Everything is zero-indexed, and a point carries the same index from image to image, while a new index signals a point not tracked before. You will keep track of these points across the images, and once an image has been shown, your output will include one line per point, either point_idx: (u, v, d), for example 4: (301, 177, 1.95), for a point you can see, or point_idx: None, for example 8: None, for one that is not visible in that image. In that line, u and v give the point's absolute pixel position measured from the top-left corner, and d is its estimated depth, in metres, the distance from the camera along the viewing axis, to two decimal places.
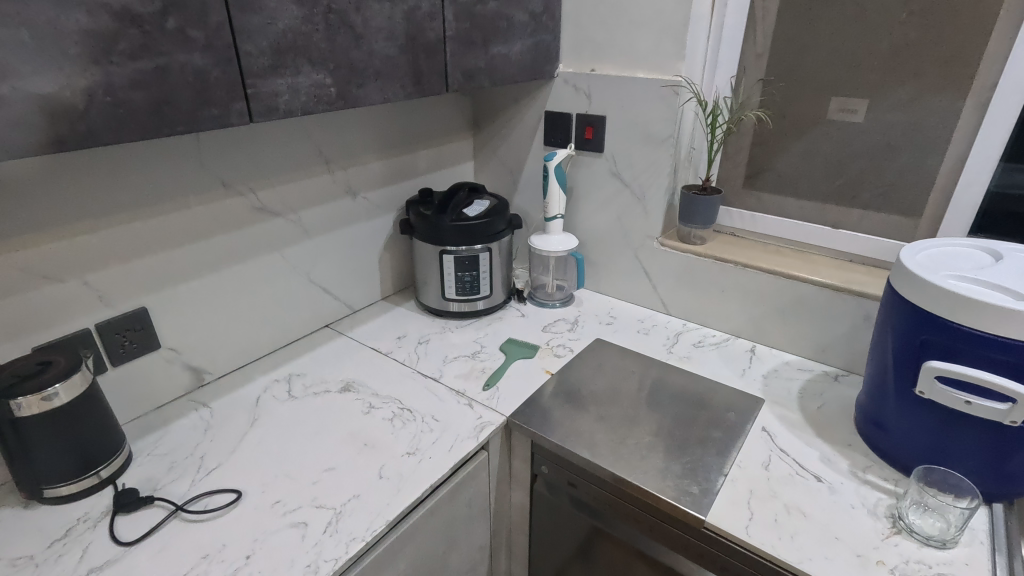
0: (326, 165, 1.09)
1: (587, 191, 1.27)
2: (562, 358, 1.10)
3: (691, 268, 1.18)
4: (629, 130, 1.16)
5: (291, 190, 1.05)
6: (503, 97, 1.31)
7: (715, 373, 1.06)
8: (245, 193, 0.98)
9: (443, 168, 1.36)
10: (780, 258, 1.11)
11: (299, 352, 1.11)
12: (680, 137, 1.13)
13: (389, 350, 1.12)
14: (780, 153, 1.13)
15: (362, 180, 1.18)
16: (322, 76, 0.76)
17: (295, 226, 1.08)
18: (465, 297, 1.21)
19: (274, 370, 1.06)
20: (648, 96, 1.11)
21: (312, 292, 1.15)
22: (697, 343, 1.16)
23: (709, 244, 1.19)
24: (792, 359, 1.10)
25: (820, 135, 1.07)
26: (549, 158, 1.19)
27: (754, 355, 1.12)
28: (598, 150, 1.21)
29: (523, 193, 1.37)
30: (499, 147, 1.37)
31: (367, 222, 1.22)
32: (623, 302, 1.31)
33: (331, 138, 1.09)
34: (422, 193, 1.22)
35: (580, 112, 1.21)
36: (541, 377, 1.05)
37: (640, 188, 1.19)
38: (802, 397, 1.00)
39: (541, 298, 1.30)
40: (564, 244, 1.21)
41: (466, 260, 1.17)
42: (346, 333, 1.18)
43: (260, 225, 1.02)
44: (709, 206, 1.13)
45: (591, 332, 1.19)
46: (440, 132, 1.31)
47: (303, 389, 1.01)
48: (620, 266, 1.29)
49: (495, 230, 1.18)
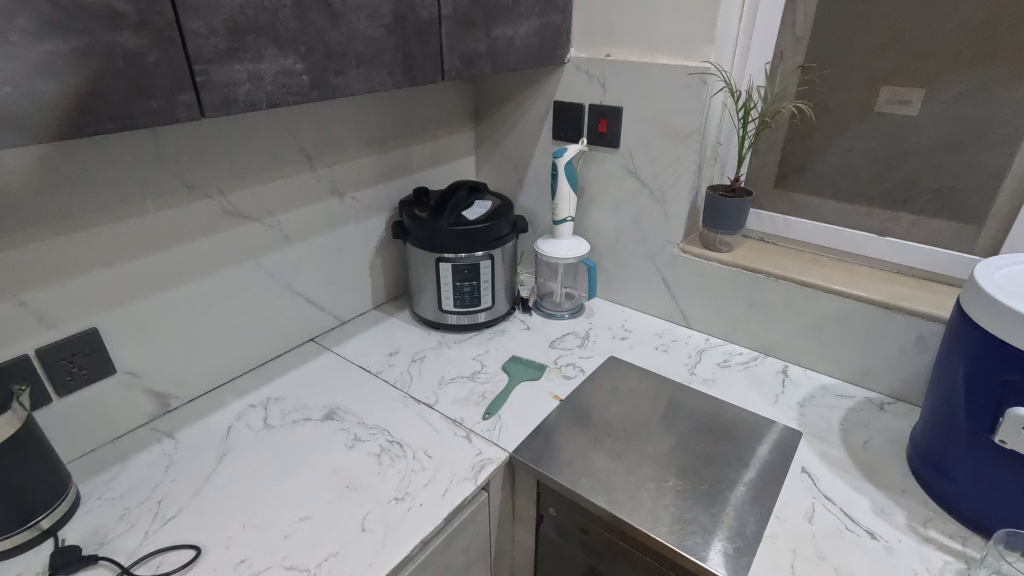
0: (308, 162, 0.97)
1: (600, 191, 1.15)
2: (572, 380, 0.99)
3: (715, 278, 1.06)
4: (649, 122, 1.03)
5: (268, 192, 0.93)
6: (507, 86, 1.19)
7: (745, 400, 0.95)
8: (213, 195, 0.86)
9: (441, 164, 1.24)
10: (818, 269, 0.99)
11: (279, 371, 1.00)
12: (706, 130, 1.01)
13: (379, 369, 1.01)
14: (819, 150, 1.00)
15: (349, 178, 1.06)
16: (292, 62, 0.64)
17: (274, 231, 0.96)
18: (464, 309, 1.09)
19: (250, 393, 0.94)
20: (671, 86, 0.98)
21: (295, 303, 1.04)
22: (722, 363, 1.04)
23: (737, 252, 1.07)
24: (831, 383, 0.98)
25: (867, 130, 0.94)
26: (558, 154, 1.06)
27: (787, 378, 1.00)
28: (614, 145, 1.09)
29: (529, 192, 1.25)
30: (503, 141, 1.25)
31: (356, 225, 1.10)
32: (639, 312, 1.19)
33: (313, 132, 0.96)
34: (417, 192, 1.10)
35: (593, 103, 1.08)
36: (549, 403, 0.93)
37: (659, 189, 1.07)
38: (845, 429, 0.88)
39: (548, 309, 1.19)
40: (575, 250, 1.10)
41: (465, 269, 1.05)
42: (333, 348, 1.07)
43: (233, 232, 0.90)
44: (738, 210, 1.00)
45: (603, 349, 1.08)
46: (437, 124, 1.19)
47: (280, 417, 0.90)
48: (637, 274, 1.17)
49: (497, 235, 1.06)
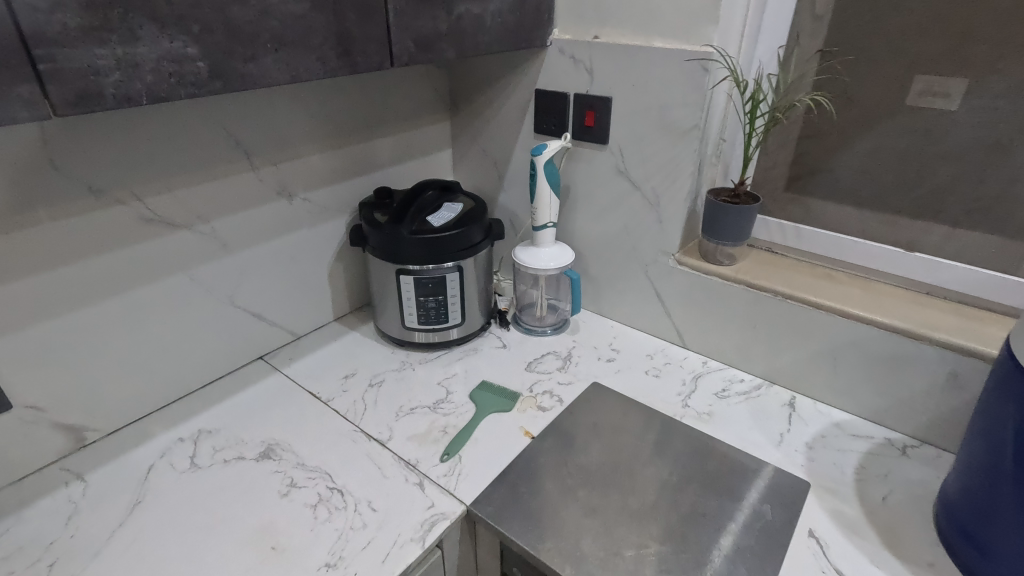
0: (247, 160, 0.85)
1: (587, 193, 1.01)
2: (548, 411, 0.87)
3: (715, 295, 0.93)
4: (642, 116, 0.89)
5: (198, 195, 0.81)
6: (484, 72, 1.05)
7: (745, 440, 0.82)
8: (127, 200, 0.74)
9: (412, 160, 1.11)
10: (833, 288, 0.86)
11: (218, 397, 0.89)
12: (707, 126, 0.87)
13: (330, 397, 0.89)
14: (839, 149, 0.86)
15: (299, 178, 0.93)
16: (180, 45, 0.51)
17: (209, 239, 0.84)
18: (431, 326, 0.97)
19: (180, 424, 0.83)
20: (668, 75, 0.85)
21: (239, 319, 0.92)
22: (720, 392, 0.91)
23: (741, 265, 0.93)
24: (845, 420, 0.86)
25: (896, 128, 0.80)
26: (537, 152, 0.92)
27: (795, 413, 0.87)
28: (602, 141, 0.95)
29: (510, 191, 1.12)
30: (481, 133, 1.11)
31: (310, 230, 0.98)
32: (629, 328, 1.07)
33: (251, 125, 0.84)
34: (379, 192, 0.97)
35: (579, 92, 0.94)
36: (518, 440, 0.81)
37: (653, 192, 0.93)
38: (861, 480, 0.76)
39: (528, 323, 1.06)
40: (558, 260, 0.98)
41: (431, 283, 0.93)
42: (283, 369, 0.95)
43: (155, 242, 0.78)
44: (743, 218, 0.87)
45: (587, 373, 0.95)
46: (405, 115, 1.06)
47: (209, 455, 0.78)
48: (628, 286, 1.04)
49: (468, 244, 0.93)
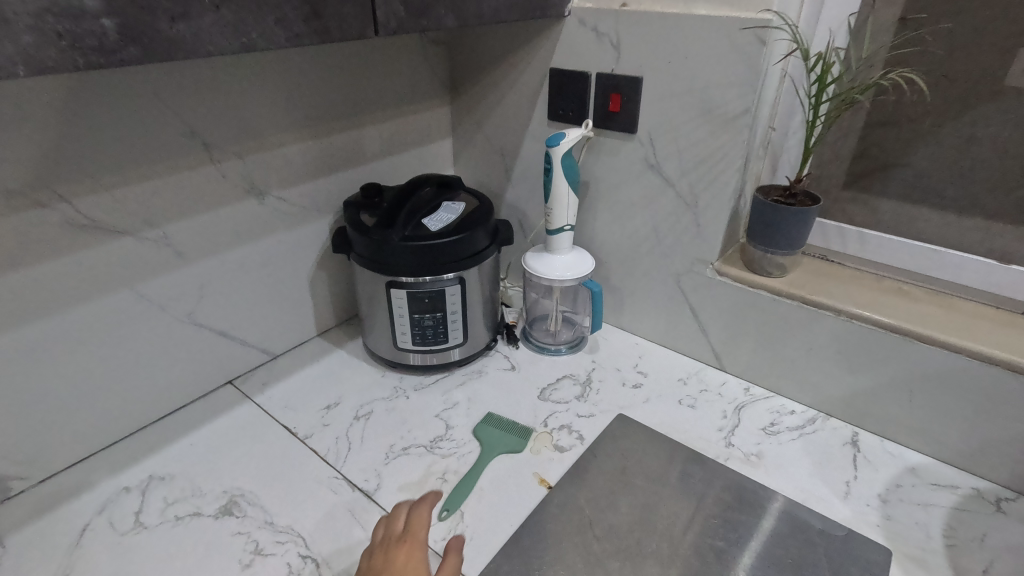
0: (206, 152, 0.70)
1: (610, 190, 0.87)
2: (566, 452, 0.73)
3: (762, 312, 0.79)
4: (679, 99, 0.75)
5: (144, 195, 0.67)
6: (489, 49, 0.90)
7: (805, 491, 0.68)
8: (50, 203, 0.60)
9: (406, 150, 0.96)
10: (908, 307, 0.72)
11: (176, 432, 0.75)
12: (759, 111, 0.72)
13: (308, 433, 0.75)
14: (919, 139, 0.71)
15: (271, 173, 0.78)
16: None
17: (161, 248, 0.70)
18: (428, 346, 0.83)
19: (128, 468, 0.70)
20: (713, 49, 0.70)
21: (201, 340, 0.78)
22: (769, 427, 0.78)
23: (794, 277, 0.79)
24: (921, 464, 0.72)
25: (996, 115, 0.65)
26: (554, 142, 0.77)
27: (860, 454, 0.73)
28: (629, 129, 0.80)
29: (518, 187, 0.97)
30: (485, 120, 0.97)
31: (287, 233, 0.84)
32: (656, 345, 0.93)
33: (210, 110, 0.69)
34: (366, 189, 0.83)
35: (603, 71, 0.80)
36: (532, 491, 0.68)
37: (690, 190, 0.79)
38: (951, 546, 0.62)
39: (539, 340, 0.92)
40: (575, 270, 0.83)
41: (427, 296, 0.79)
42: (255, 396, 0.82)
43: (91, 252, 0.65)
44: (800, 222, 0.73)
45: (610, 402, 0.81)
46: (397, 98, 0.91)
47: (158, 511, 0.65)
48: (656, 298, 0.89)
49: (472, 251, 0.79)
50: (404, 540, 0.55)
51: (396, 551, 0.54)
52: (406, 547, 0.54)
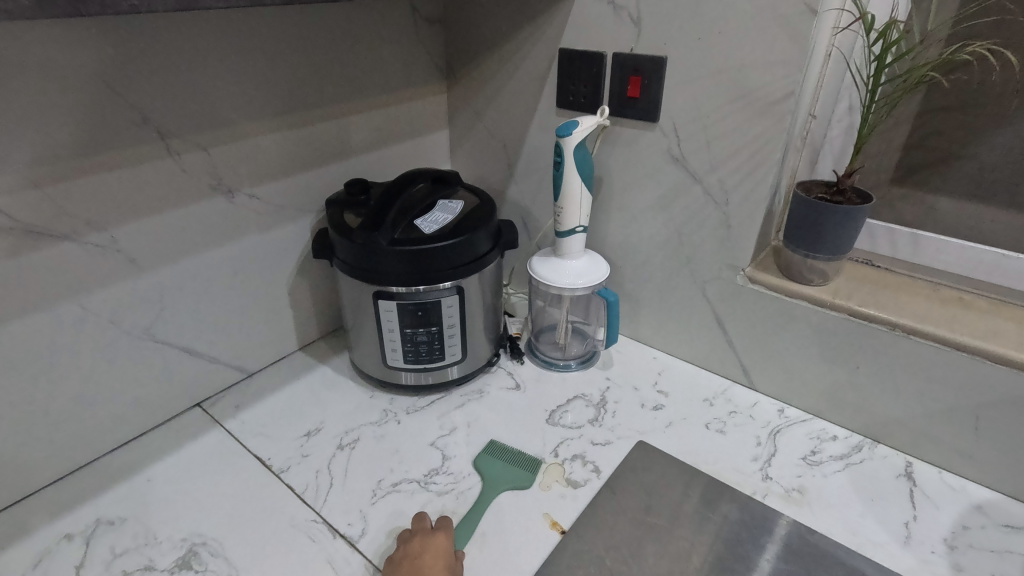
0: (162, 142, 0.61)
1: (626, 187, 0.77)
2: (581, 488, 0.63)
3: (801, 325, 0.70)
4: (710, 82, 0.65)
5: (87, 193, 0.57)
6: (490, 28, 0.80)
7: (859, 535, 0.59)
8: None
9: (397, 143, 0.86)
10: (972, 320, 0.63)
11: (132, 465, 0.65)
12: (803, 95, 0.63)
13: (284, 466, 0.66)
14: (989, 126, 0.62)
15: (241, 166, 0.69)
16: None
17: (110, 254, 0.60)
18: (422, 365, 0.74)
19: (73, 511, 0.60)
20: (751, 21, 0.60)
21: (163, 358, 0.69)
22: (810, 456, 0.68)
23: (837, 285, 0.69)
24: (989, 501, 0.63)
25: None
26: (565, 131, 0.67)
27: (917, 488, 0.64)
28: (650, 117, 0.71)
29: (522, 184, 0.88)
30: (485, 109, 0.87)
31: (262, 235, 0.74)
32: (677, 360, 0.83)
33: (165, 92, 0.59)
34: (351, 186, 0.73)
35: (621, 51, 0.70)
36: (543, 536, 0.58)
37: (720, 187, 0.69)
38: None
39: (547, 355, 0.83)
40: (588, 277, 0.74)
41: (421, 308, 0.70)
42: (226, 422, 0.72)
43: (21, 259, 0.55)
44: (848, 223, 0.63)
45: (629, 426, 0.72)
46: (387, 83, 0.81)
47: (103, 565, 0.55)
48: (677, 308, 0.80)
49: (471, 256, 0.69)
50: (440, 529, 0.56)
51: (433, 537, 0.55)
52: (442, 535, 0.55)
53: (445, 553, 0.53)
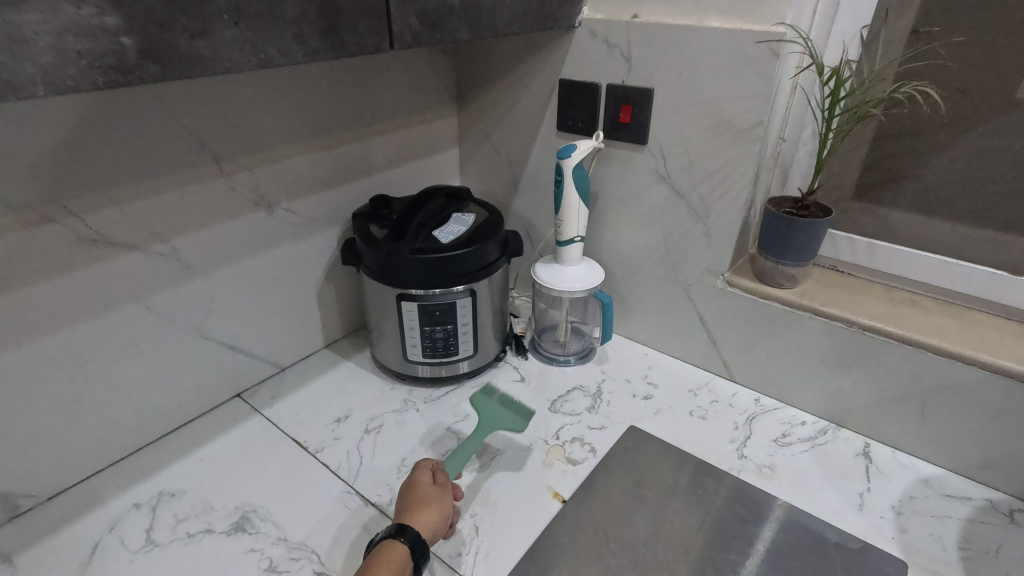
0: (216, 165, 0.70)
1: (619, 201, 0.87)
2: (579, 465, 0.73)
3: (772, 322, 0.79)
4: (691, 111, 0.75)
5: (154, 211, 0.66)
6: (497, 59, 0.90)
7: (819, 504, 0.68)
8: (60, 218, 0.60)
9: (412, 161, 0.96)
10: (918, 318, 0.72)
11: (184, 447, 0.75)
12: (771, 124, 0.72)
13: (318, 446, 0.75)
14: (931, 151, 0.71)
15: (280, 185, 0.78)
16: (90, 12, 0.36)
17: (171, 262, 0.70)
18: (438, 359, 0.83)
19: (137, 484, 0.69)
20: (724, 61, 0.70)
21: (210, 353, 0.78)
22: (781, 438, 0.77)
23: (804, 287, 0.79)
24: (934, 475, 0.72)
25: (1009, 126, 0.66)
26: (565, 154, 0.77)
27: (872, 465, 0.73)
28: (640, 140, 0.80)
29: (526, 197, 0.97)
30: (492, 130, 0.96)
31: (296, 244, 0.83)
32: (666, 356, 0.92)
33: (219, 122, 0.69)
34: (375, 200, 0.83)
35: (613, 83, 0.80)
36: (546, 504, 0.67)
37: (701, 202, 0.79)
38: (968, 559, 0.62)
39: (549, 351, 0.92)
40: (585, 281, 0.83)
41: (438, 309, 0.79)
42: (264, 410, 0.81)
43: (99, 266, 0.64)
44: (812, 234, 0.73)
45: (621, 413, 0.81)
46: (404, 107, 0.91)
47: (169, 528, 0.64)
48: (666, 309, 0.89)
49: (482, 263, 0.78)
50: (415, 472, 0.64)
51: (412, 481, 0.63)
52: (417, 477, 0.63)
53: (410, 507, 0.59)
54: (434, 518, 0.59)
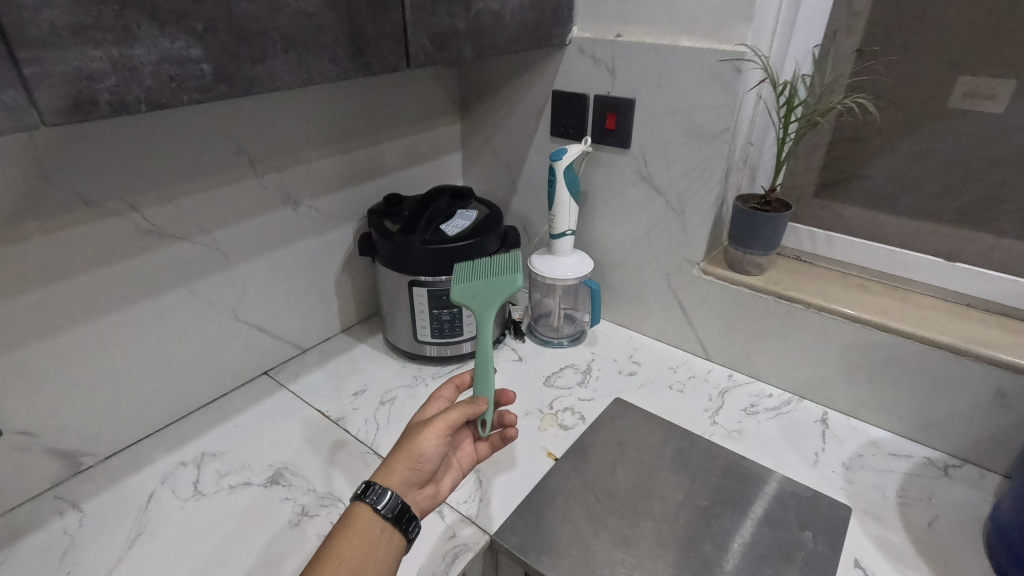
0: (251, 167, 0.80)
1: (606, 199, 0.97)
2: (570, 430, 0.83)
3: (741, 305, 0.89)
4: (668, 119, 0.85)
5: (199, 206, 0.76)
6: (496, 72, 1.00)
7: (780, 461, 0.78)
8: (123, 211, 0.69)
9: (420, 164, 1.06)
10: (867, 300, 0.82)
11: (220, 417, 0.84)
12: (736, 131, 0.83)
13: (340, 415, 0.85)
14: (876, 153, 0.82)
15: (305, 184, 0.88)
16: (181, 45, 0.46)
17: (212, 251, 0.80)
18: (445, 339, 0.93)
19: (183, 447, 0.79)
20: (695, 76, 0.80)
21: (242, 333, 0.88)
22: (749, 408, 0.87)
23: (769, 275, 0.89)
24: (882, 437, 0.82)
25: (939, 131, 0.76)
26: (557, 156, 0.87)
27: (828, 429, 0.83)
28: (623, 145, 0.90)
29: (523, 196, 1.07)
30: (493, 136, 1.07)
31: (317, 238, 0.93)
32: (650, 339, 1.02)
33: (254, 129, 0.79)
34: (388, 198, 0.93)
35: (600, 94, 0.90)
36: (541, 461, 0.77)
37: (678, 199, 0.89)
38: (905, 504, 0.72)
39: (544, 334, 1.02)
40: (576, 269, 0.93)
41: (445, 294, 0.89)
42: (289, 385, 0.91)
43: (152, 254, 0.74)
44: (774, 227, 0.83)
45: (608, 387, 0.91)
46: (414, 115, 1.01)
47: (214, 481, 0.74)
48: (649, 296, 0.99)
49: (484, 253, 0.88)
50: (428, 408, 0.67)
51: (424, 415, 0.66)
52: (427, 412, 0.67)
53: (400, 443, 0.61)
54: (404, 460, 0.59)
